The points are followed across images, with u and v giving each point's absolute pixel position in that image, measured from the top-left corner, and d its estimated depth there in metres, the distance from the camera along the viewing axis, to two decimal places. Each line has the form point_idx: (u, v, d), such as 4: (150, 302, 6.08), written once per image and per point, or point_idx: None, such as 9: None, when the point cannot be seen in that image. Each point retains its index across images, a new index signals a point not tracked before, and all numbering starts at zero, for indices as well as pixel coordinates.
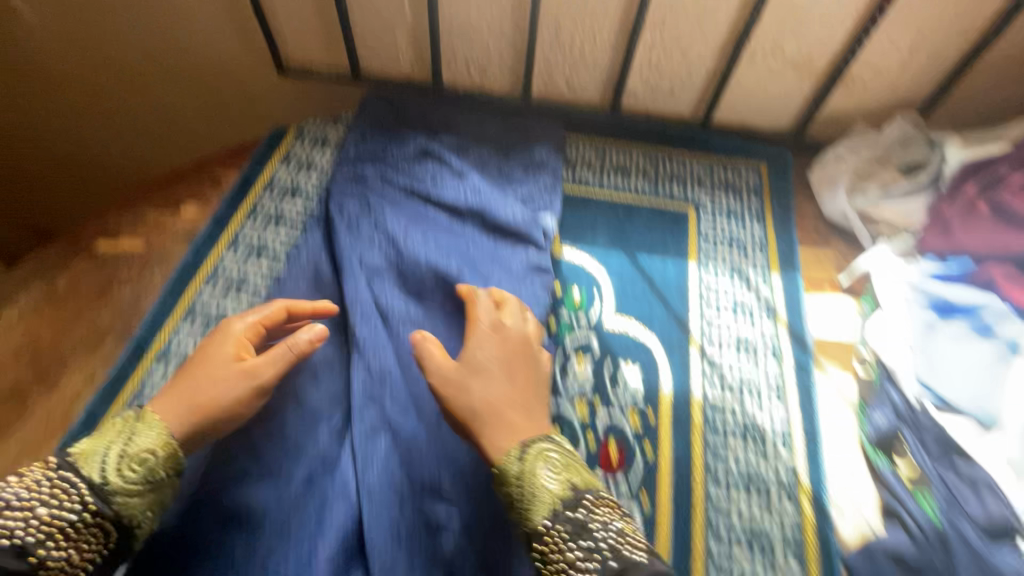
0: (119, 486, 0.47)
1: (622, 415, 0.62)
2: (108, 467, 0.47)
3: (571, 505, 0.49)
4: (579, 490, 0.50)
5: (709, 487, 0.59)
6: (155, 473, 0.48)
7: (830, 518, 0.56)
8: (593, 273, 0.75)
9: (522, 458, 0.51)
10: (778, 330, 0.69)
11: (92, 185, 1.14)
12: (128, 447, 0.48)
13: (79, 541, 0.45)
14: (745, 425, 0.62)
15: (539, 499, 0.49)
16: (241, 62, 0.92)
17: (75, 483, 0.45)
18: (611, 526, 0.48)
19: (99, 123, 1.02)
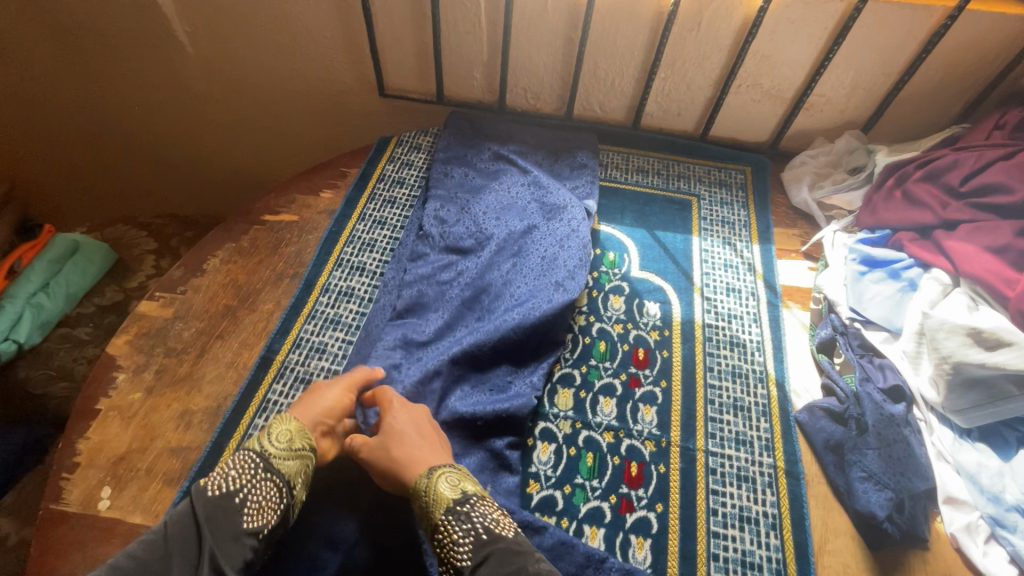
0: (235, 476, 0.65)
1: (646, 331, 0.92)
2: (269, 449, 0.68)
3: (483, 524, 0.63)
4: (469, 498, 0.66)
5: (706, 376, 0.87)
6: (273, 451, 0.68)
7: (788, 394, 0.85)
8: (623, 242, 1.04)
9: (434, 482, 0.66)
10: (756, 281, 0.99)
11: (219, 182, 1.43)
12: (246, 452, 0.68)
13: (269, 498, 0.65)
14: (730, 341, 0.91)
15: (438, 504, 0.65)
16: (354, 88, 1.22)
17: (255, 461, 0.66)
18: (489, 520, 0.64)
19: (232, 133, 1.32)
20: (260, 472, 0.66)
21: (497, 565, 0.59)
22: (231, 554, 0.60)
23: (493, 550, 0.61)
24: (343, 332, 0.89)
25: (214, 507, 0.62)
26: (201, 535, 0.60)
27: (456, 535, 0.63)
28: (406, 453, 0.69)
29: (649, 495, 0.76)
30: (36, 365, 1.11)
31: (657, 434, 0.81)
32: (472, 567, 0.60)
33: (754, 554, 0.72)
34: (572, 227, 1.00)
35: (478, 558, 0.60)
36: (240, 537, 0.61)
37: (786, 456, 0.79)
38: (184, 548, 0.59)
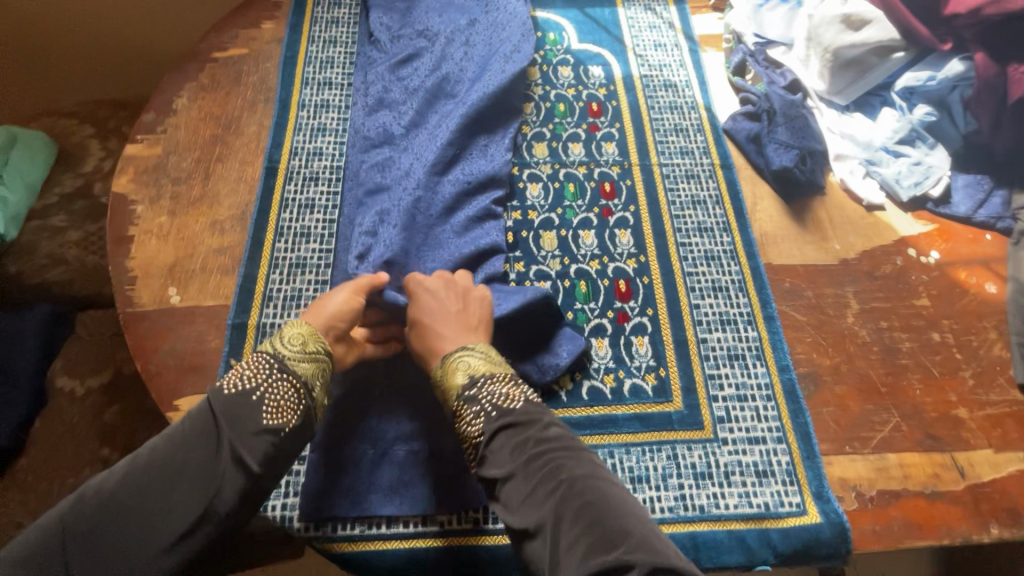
0: (248, 375, 0.62)
1: (595, 89, 1.06)
2: (283, 350, 0.64)
3: (491, 401, 0.63)
4: (479, 379, 0.65)
5: (651, 113, 1.03)
6: (290, 352, 0.65)
7: (714, 114, 1.04)
8: (559, 23, 1.14)
9: (448, 364, 0.67)
10: (676, 35, 1.13)
11: (132, 59, 1.34)
12: (258, 351, 0.64)
13: (288, 397, 0.62)
14: (665, 84, 1.07)
15: (453, 390, 0.66)
16: None
17: (269, 360, 0.63)
18: (497, 396, 0.63)
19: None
20: (273, 369, 0.63)
21: (509, 439, 0.60)
22: (251, 448, 0.58)
23: (502, 433, 0.61)
24: (332, 137, 0.97)
25: (230, 400, 0.60)
26: (219, 429, 0.58)
27: (471, 415, 0.63)
28: (426, 342, 0.71)
29: (624, 201, 0.94)
30: (23, 258, 1.12)
31: (620, 160, 0.98)
32: (486, 440, 0.61)
33: (707, 221, 0.93)
34: (512, 12, 1.08)
35: (490, 431, 0.61)
36: (263, 434, 0.59)
37: (720, 155, 0.99)
38: (201, 443, 0.57)
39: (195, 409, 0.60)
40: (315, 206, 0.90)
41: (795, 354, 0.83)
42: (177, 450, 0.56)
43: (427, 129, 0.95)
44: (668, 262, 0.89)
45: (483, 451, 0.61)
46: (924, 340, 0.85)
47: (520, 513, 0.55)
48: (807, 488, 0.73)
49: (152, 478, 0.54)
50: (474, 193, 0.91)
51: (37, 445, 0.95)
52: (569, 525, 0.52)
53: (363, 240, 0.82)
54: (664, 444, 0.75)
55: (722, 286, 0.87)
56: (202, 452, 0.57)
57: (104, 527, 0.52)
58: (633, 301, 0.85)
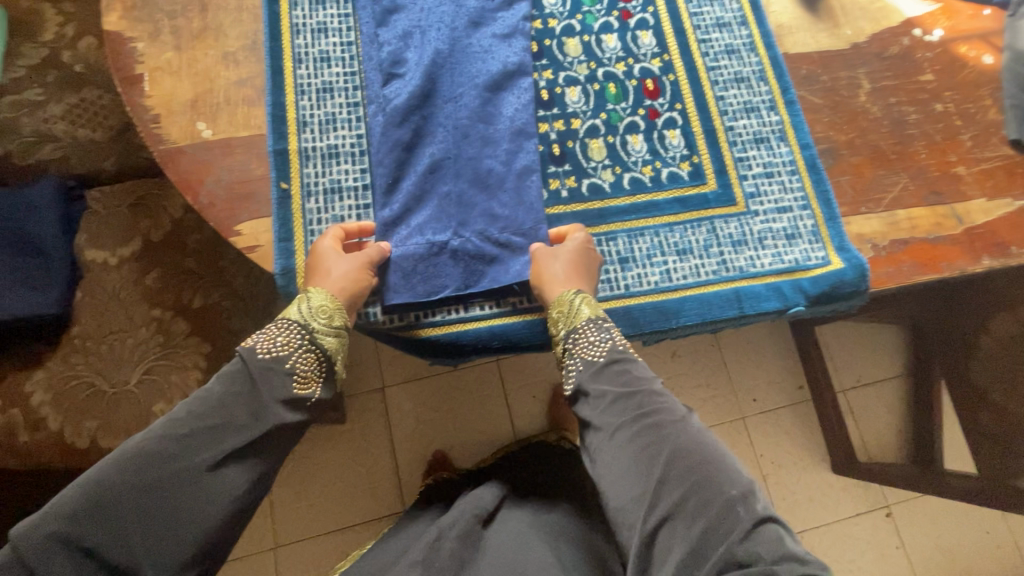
0: (282, 343, 0.67)
1: None
2: (311, 323, 0.69)
3: (614, 340, 0.69)
4: (610, 323, 0.71)
5: None
6: (316, 323, 0.69)
7: None
8: None
9: (580, 299, 0.71)
10: None
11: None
12: (286, 319, 0.68)
13: (315, 368, 0.68)
14: None
15: (577, 318, 0.70)
16: None
17: (298, 330, 0.68)
18: (623, 339, 0.70)
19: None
20: (303, 340, 0.68)
21: (629, 372, 0.66)
22: (285, 410, 0.64)
23: (624, 363, 0.67)
24: None
25: (267, 369, 0.65)
26: (254, 391, 0.64)
27: (594, 339, 0.69)
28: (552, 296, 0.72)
29: (642, 3, 0.92)
30: (11, 138, 1.06)
31: None
32: (608, 363, 0.67)
33: (725, 17, 0.93)
34: None
35: (610, 360, 0.67)
36: (295, 399, 0.65)
37: None
38: (241, 400, 0.63)
39: (228, 367, 0.66)
40: (329, 29, 0.86)
41: (814, 134, 0.88)
42: (223, 402, 0.63)
43: None
44: (691, 59, 0.90)
45: (602, 372, 0.67)
46: (928, 112, 0.91)
47: (628, 427, 0.62)
48: (831, 243, 0.82)
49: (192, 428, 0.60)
50: (497, 8, 0.88)
51: (85, 315, 0.96)
52: (680, 454, 0.59)
53: (389, 70, 0.82)
54: (703, 221, 0.82)
55: (744, 77, 0.90)
56: (242, 405, 0.63)
57: (144, 487, 0.56)
58: (662, 98, 0.87)
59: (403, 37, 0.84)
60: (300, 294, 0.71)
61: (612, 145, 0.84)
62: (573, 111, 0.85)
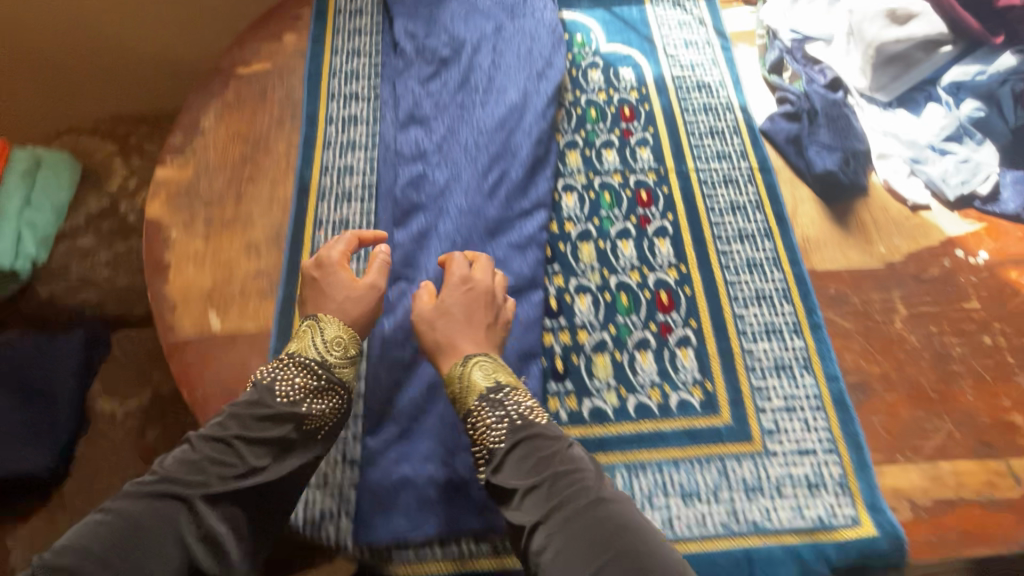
0: (297, 380, 0.69)
1: (627, 93, 1.03)
2: (326, 357, 0.71)
3: (519, 413, 0.67)
4: (504, 388, 0.70)
5: (684, 116, 1.01)
6: (331, 355, 0.72)
7: (749, 113, 1.01)
8: (586, 23, 1.11)
9: (468, 368, 0.71)
10: (707, 32, 1.10)
11: (167, 62, 1.34)
12: (299, 355, 0.71)
13: (328, 411, 0.69)
14: (698, 85, 1.04)
15: (469, 394, 0.70)
16: None
17: (315, 368, 0.70)
18: (525, 409, 0.67)
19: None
20: (316, 379, 0.69)
21: (535, 452, 0.64)
22: (292, 463, 0.64)
23: (523, 450, 0.64)
24: (362, 153, 0.96)
25: (282, 414, 0.66)
26: (262, 429, 0.64)
27: (491, 421, 0.67)
28: (449, 336, 0.74)
29: (661, 208, 0.92)
30: (56, 280, 1.12)
31: (655, 166, 0.96)
32: (510, 449, 0.65)
33: (747, 227, 0.91)
34: (536, 21, 1.04)
35: (514, 440, 0.65)
36: (309, 434, 0.67)
37: (759, 159, 0.97)
38: (246, 439, 0.63)
39: (239, 401, 0.67)
40: (350, 224, 0.89)
41: (843, 364, 0.81)
42: (234, 442, 0.63)
43: (458, 142, 0.94)
44: (709, 271, 0.87)
45: (501, 467, 0.64)
46: (974, 345, 0.83)
47: (546, 522, 0.58)
48: (862, 500, 0.73)
49: (191, 463, 0.60)
50: (515, 218, 0.88)
51: (79, 467, 0.97)
52: (600, 546, 0.54)
53: (401, 275, 0.83)
54: (714, 459, 0.75)
55: (765, 294, 0.86)
56: (259, 451, 0.63)
57: (152, 533, 0.55)
58: (676, 313, 0.84)
59: (419, 241, 0.86)
60: (311, 321, 0.74)
61: (619, 362, 0.80)
62: (581, 321, 0.83)
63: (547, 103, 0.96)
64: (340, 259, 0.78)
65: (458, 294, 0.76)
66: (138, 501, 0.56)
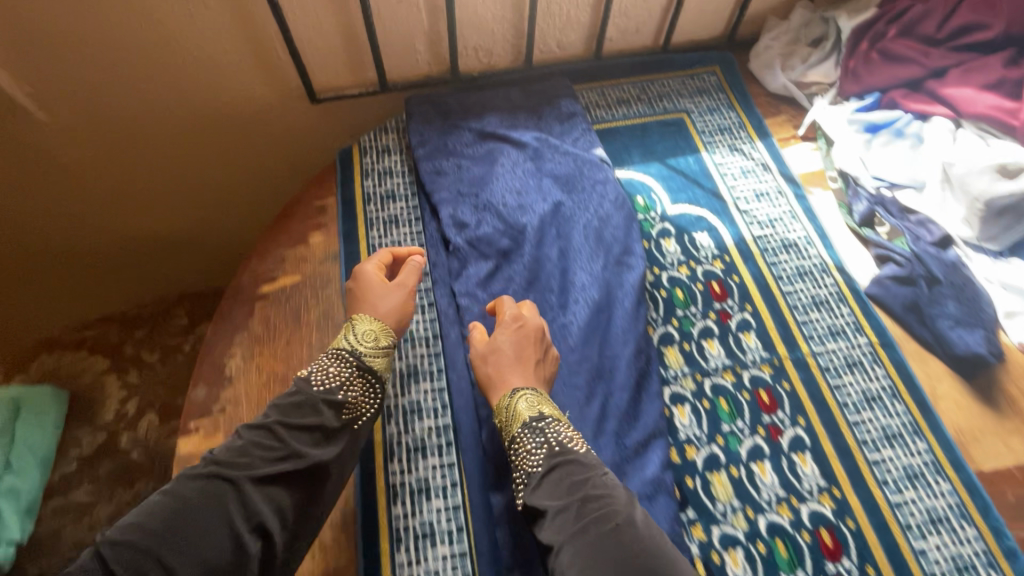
0: (332, 372, 0.70)
1: (710, 263, 0.92)
2: (359, 349, 0.73)
3: (558, 440, 0.67)
4: (547, 419, 0.70)
5: (781, 287, 0.90)
6: (364, 348, 0.73)
7: (849, 274, 0.91)
8: (644, 182, 1.01)
9: (512, 401, 0.72)
10: (775, 178, 1.01)
11: (208, 242, 1.21)
12: (340, 350, 0.73)
13: (363, 396, 0.70)
14: (783, 244, 0.94)
15: (515, 422, 0.70)
16: (301, 115, 1.07)
17: (348, 358, 0.72)
18: (563, 437, 0.68)
19: (191, 189, 1.12)
20: (349, 365, 0.71)
21: (570, 478, 0.63)
22: (333, 449, 0.65)
23: (557, 469, 0.65)
24: (427, 383, 0.82)
25: (323, 404, 0.67)
26: (312, 423, 0.65)
27: (531, 447, 0.68)
28: (500, 370, 0.74)
29: (789, 412, 0.79)
30: (48, 557, 0.89)
31: (768, 356, 0.83)
32: (547, 472, 0.65)
33: (892, 425, 0.78)
34: (599, 195, 0.93)
35: (550, 465, 0.65)
36: (347, 426, 0.68)
37: (876, 331, 0.86)
38: (291, 417, 0.65)
39: (280, 398, 0.68)
40: (431, 489, 0.74)
41: None
42: (281, 427, 0.64)
43: None
44: (867, 492, 0.74)
45: (535, 490, 0.65)
46: None
47: (573, 540, 0.57)
48: None
49: (237, 461, 0.60)
50: (630, 459, 0.73)
51: None
52: (624, 553, 0.55)
53: (511, 560, 0.68)
54: None
55: (939, 515, 0.72)
56: (299, 435, 0.64)
57: (202, 510, 0.56)
58: (847, 560, 0.69)
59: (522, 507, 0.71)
60: (344, 325, 0.76)
61: None
62: None
63: (634, 298, 0.83)
64: (377, 283, 0.80)
65: (511, 333, 0.75)
66: (198, 490, 0.57)
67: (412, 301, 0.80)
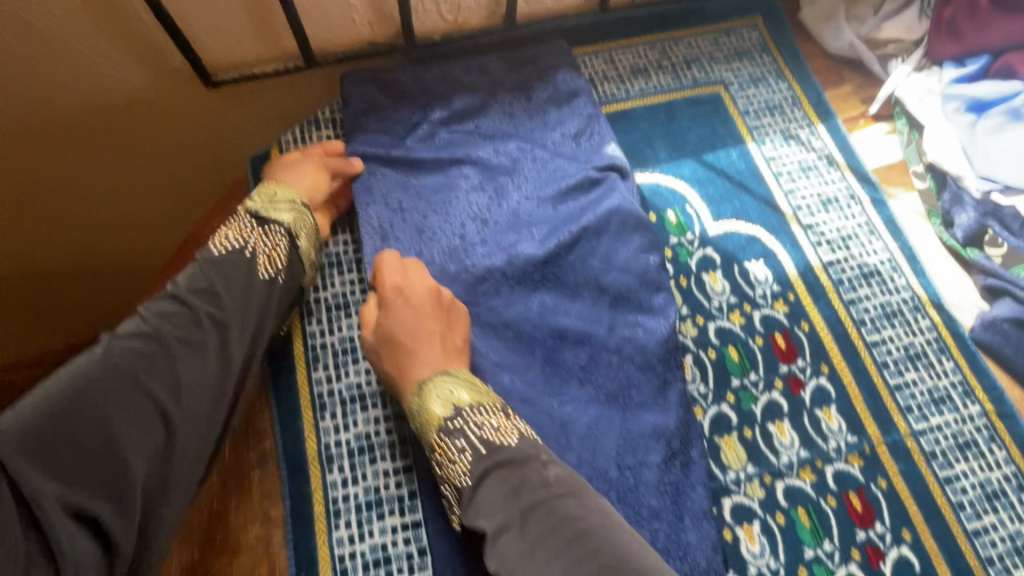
0: (233, 234, 0.58)
1: (771, 307, 0.68)
2: (258, 207, 0.60)
3: (479, 436, 0.51)
4: (462, 413, 0.52)
5: (864, 337, 0.67)
6: (266, 208, 0.60)
7: (951, 313, 0.69)
8: (675, 190, 0.75)
9: (424, 394, 0.54)
10: (845, 177, 0.76)
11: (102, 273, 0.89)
12: (239, 215, 0.60)
13: (279, 249, 0.58)
14: (861, 273, 0.71)
15: (431, 423, 0.53)
16: (195, 108, 0.75)
17: (247, 219, 0.59)
18: (484, 428, 0.51)
19: (52, 235, 0.81)
20: (252, 224, 0.59)
21: (506, 486, 0.48)
22: (242, 303, 0.54)
23: (489, 476, 0.49)
24: (394, 514, 0.57)
25: (224, 259, 0.55)
26: (209, 286, 0.53)
27: (455, 455, 0.51)
28: (399, 365, 0.56)
29: (889, 523, 0.59)
30: None
31: (856, 442, 0.62)
32: (477, 483, 0.49)
33: (1021, 533, 0.59)
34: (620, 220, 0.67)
35: (478, 473, 0.49)
36: (264, 287, 0.56)
37: (990, 394, 0.65)
38: (191, 281, 0.53)
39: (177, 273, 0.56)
40: None
41: None
42: (172, 295, 0.52)
43: None
44: None
45: (470, 511, 0.48)
46: None
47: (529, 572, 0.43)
48: None
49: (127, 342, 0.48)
50: None
51: None
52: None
53: None
54: None
55: None
56: (201, 299, 0.52)
57: (117, 385, 0.46)
58: None
59: None
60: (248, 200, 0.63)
61: None
62: None
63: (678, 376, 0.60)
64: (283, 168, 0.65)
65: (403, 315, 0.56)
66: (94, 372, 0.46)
67: (322, 176, 0.65)
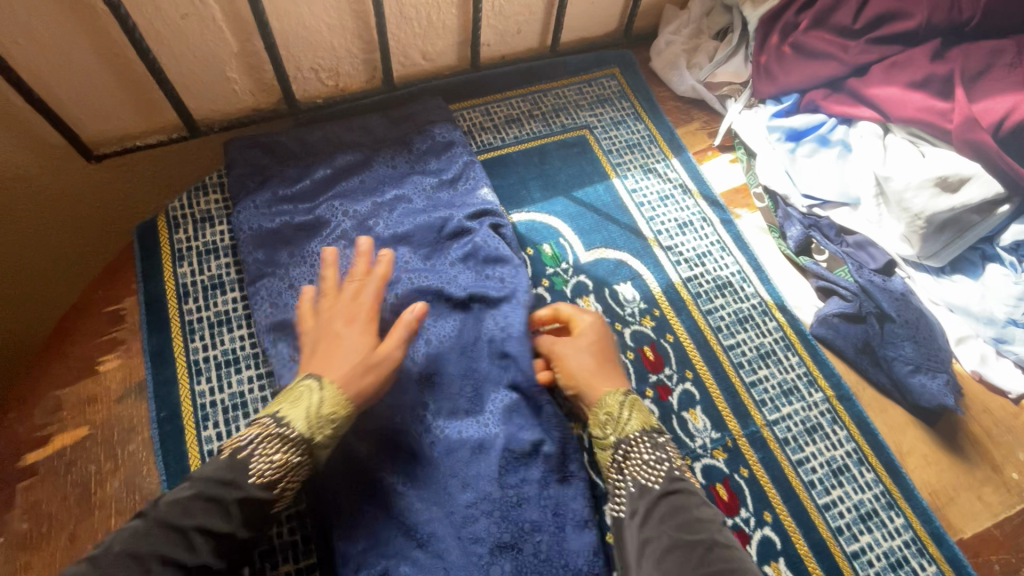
0: (272, 452, 0.52)
1: (639, 323, 0.75)
2: (301, 428, 0.53)
3: (660, 471, 0.57)
4: (647, 434, 0.59)
5: (722, 342, 0.75)
6: (319, 433, 0.54)
7: (793, 314, 0.78)
8: (550, 225, 0.82)
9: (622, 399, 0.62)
10: (697, 202, 0.86)
11: None
12: (285, 423, 0.53)
13: (284, 479, 0.52)
14: (716, 285, 0.80)
15: (626, 428, 0.60)
16: (74, 184, 0.77)
17: (287, 439, 0.53)
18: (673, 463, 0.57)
19: None
20: (292, 455, 0.53)
21: (681, 514, 0.53)
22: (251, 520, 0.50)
23: (665, 502, 0.54)
24: (287, 562, 0.59)
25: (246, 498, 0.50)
26: (227, 502, 0.49)
27: (645, 457, 0.58)
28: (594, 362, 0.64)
29: (753, 508, 0.65)
30: None
31: (719, 438, 0.69)
32: (661, 495, 0.55)
33: (864, 502, 0.67)
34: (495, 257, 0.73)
35: (671, 491, 0.55)
36: (263, 511, 0.51)
37: (830, 381, 0.74)
38: (224, 491, 0.50)
39: (206, 470, 0.51)
40: None
41: None
42: (210, 499, 0.49)
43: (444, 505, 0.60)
44: None
45: (638, 515, 0.54)
46: None
47: None
48: None
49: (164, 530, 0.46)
50: None
51: None
52: None
53: None
54: None
55: None
56: (214, 513, 0.48)
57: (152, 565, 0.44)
58: None
59: None
60: (298, 386, 0.56)
61: None
62: None
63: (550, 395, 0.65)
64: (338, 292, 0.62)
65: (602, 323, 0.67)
66: (110, 558, 0.44)
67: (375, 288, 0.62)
